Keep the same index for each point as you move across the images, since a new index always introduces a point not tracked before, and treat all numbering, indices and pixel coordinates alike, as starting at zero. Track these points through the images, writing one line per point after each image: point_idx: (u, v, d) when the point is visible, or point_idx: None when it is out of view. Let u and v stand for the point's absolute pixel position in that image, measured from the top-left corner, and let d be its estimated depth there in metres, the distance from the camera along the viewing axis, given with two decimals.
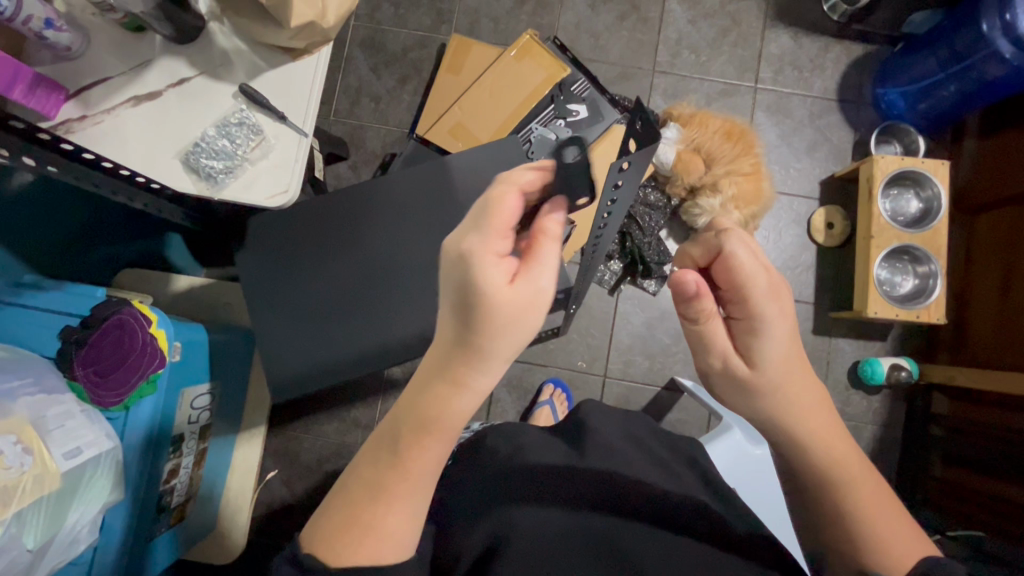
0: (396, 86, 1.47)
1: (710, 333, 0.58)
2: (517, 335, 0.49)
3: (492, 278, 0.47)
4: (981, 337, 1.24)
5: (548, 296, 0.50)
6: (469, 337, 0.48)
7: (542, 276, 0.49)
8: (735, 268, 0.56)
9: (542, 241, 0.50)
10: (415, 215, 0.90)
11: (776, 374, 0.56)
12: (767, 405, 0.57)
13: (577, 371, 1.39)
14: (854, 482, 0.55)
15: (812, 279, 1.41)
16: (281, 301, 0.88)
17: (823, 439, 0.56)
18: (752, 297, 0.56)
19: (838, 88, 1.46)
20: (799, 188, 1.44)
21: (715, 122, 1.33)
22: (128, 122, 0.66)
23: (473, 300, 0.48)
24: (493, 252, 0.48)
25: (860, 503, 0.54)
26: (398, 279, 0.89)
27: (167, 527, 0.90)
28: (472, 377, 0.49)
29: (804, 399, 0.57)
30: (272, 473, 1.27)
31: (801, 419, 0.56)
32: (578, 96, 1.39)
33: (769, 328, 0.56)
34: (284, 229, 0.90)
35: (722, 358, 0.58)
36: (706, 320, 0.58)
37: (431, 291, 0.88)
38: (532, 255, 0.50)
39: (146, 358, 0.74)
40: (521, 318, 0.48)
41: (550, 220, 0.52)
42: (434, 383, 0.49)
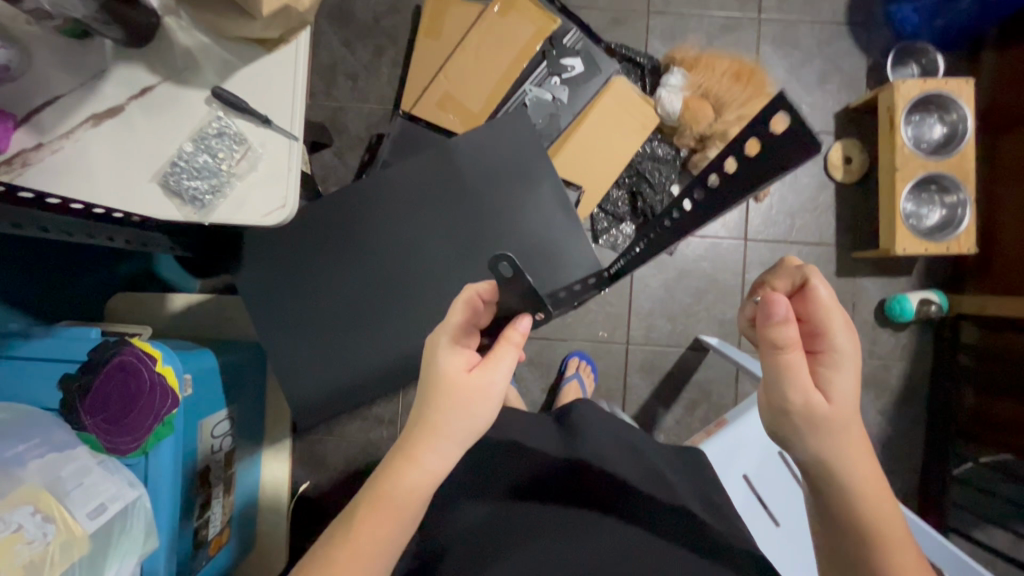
0: (373, 59, 1.35)
1: (793, 365, 0.53)
2: (471, 423, 0.51)
3: (451, 365, 0.51)
4: (1011, 264, 1.19)
5: (501, 391, 0.52)
6: (425, 413, 0.51)
7: (497, 371, 0.52)
8: (816, 302, 0.53)
9: (495, 342, 0.52)
10: (422, 208, 0.82)
11: (845, 409, 0.53)
12: (830, 437, 0.53)
13: (599, 342, 1.35)
14: (896, 544, 0.54)
15: (831, 220, 1.35)
16: (286, 325, 0.82)
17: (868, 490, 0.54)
18: (832, 330, 0.53)
19: (848, 9, 1.35)
20: (813, 124, 1.35)
21: (722, 64, 1.25)
22: (89, 146, 0.58)
23: (432, 377, 0.51)
24: (459, 342, 0.53)
25: (895, 563, 0.53)
26: (413, 283, 0.82)
27: (208, 558, 0.86)
28: (425, 455, 0.51)
29: (847, 443, 0.54)
30: (303, 485, 1.23)
31: (848, 464, 0.54)
32: (570, 49, 1.28)
33: (845, 360, 0.54)
34: (277, 243, 0.82)
35: (805, 392, 0.53)
36: (792, 349, 0.53)
37: (451, 290, 0.82)
38: (489, 352, 0.53)
39: (157, 398, 0.69)
40: (470, 406, 0.51)
41: (514, 326, 0.54)
42: (393, 458, 0.51)
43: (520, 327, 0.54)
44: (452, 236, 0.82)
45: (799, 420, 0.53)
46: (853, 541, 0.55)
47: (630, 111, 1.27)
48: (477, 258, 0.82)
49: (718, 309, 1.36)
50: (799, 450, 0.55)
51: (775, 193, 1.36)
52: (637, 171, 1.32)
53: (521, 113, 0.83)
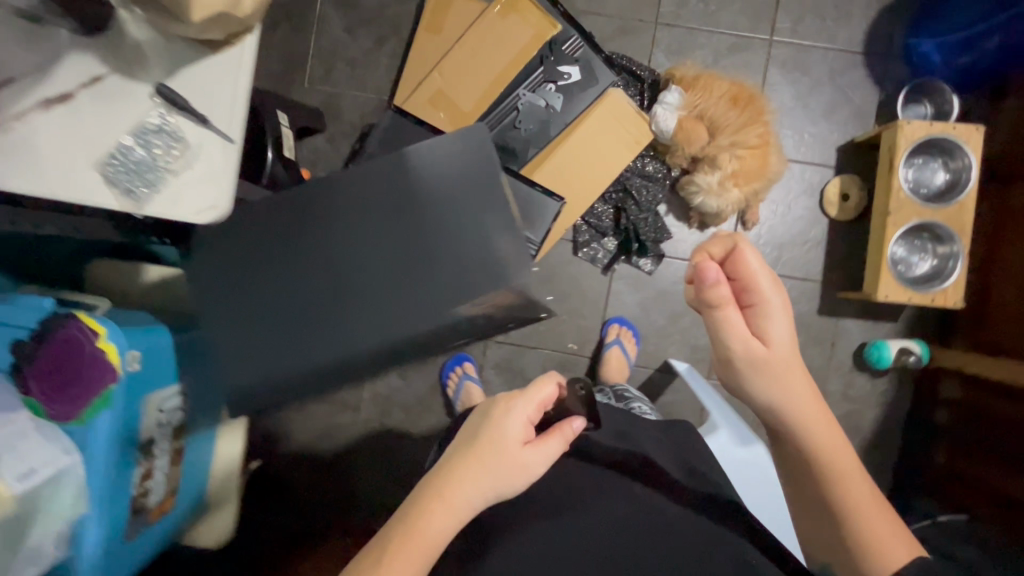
0: (373, 48, 1.35)
1: (730, 319, 0.63)
2: (506, 484, 0.64)
3: (508, 434, 0.65)
4: (1000, 327, 1.13)
5: (539, 471, 0.65)
6: (467, 465, 0.64)
7: (540, 453, 0.65)
8: (743, 265, 0.62)
9: (552, 432, 0.67)
10: (379, 211, 0.83)
11: (782, 351, 0.63)
12: (775, 378, 0.63)
13: (567, 353, 1.35)
14: (848, 477, 0.62)
15: (820, 257, 1.31)
16: (236, 311, 0.84)
17: (816, 427, 0.63)
18: (759, 287, 0.63)
19: (865, 39, 1.30)
20: (812, 156, 1.31)
21: (721, 86, 1.21)
22: (38, 127, 0.59)
23: (489, 437, 0.65)
24: (521, 416, 0.67)
25: (851, 493, 0.61)
26: (359, 284, 0.83)
27: (149, 524, 0.90)
28: (458, 499, 0.63)
29: (794, 395, 0.63)
30: (255, 460, 1.29)
31: (794, 405, 0.63)
32: (569, 56, 1.26)
33: (775, 311, 0.63)
34: (231, 230, 0.84)
35: (745, 341, 0.63)
36: (726, 305, 0.63)
37: (396, 294, 0.82)
38: (543, 436, 0.67)
39: (98, 371, 0.74)
40: (512, 471, 0.64)
41: (568, 423, 0.68)
42: (428, 495, 0.63)
43: (573, 424, 0.68)
44: (403, 242, 0.83)
45: (743, 363, 0.63)
46: (815, 475, 0.63)
47: (622, 126, 1.25)
48: (424, 266, 0.82)
49: (693, 334, 1.35)
50: (758, 401, 0.65)
51: (764, 223, 1.32)
52: (624, 186, 1.30)
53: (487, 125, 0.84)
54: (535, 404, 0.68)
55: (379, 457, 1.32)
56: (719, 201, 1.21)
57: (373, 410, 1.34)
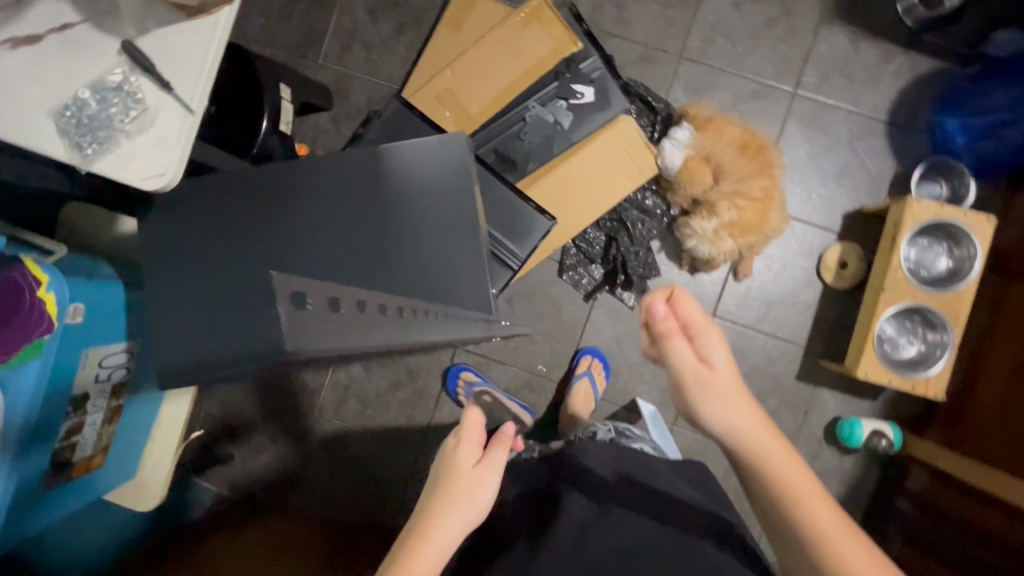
0: (392, 34, 1.34)
1: (679, 357, 0.60)
2: (472, 505, 0.63)
3: (462, 458, 0.66)
4: (978, 426, 1.08)
5: (495, 483, 0.65)
6: (434, 500, 0.63)
7: (493, 466, 0.66)
8: (685, 306, 0.61)
9: (496, 443, 0.68)
10: (349, 203, 0.81)
11: (731, 383, 0.60)
12: (726, 408, 0.60)
13: (535, 375, 1.32)
14: (810, 505, 0.57)
15: (808, 321, 1.28)
16: (186, 279, 0.82)
17: (769, 454, 0.59)
18: (699, 325, 0.61)
19: (890, 108, 1.26)
20: (816, 217, 1.27)
21: (732, 131, 1.18)
22: (4, 65, 0.58)
23: (446, 467, 0.66)
24: (466, 438, 0.67)
25: (816, 521, 0.56)
26: (300, 269, 0.79)
27: (70, 481, 0.89)
28: (437, 531, 0.60)
29: (744, 417, 0.60)
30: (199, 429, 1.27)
31: (747, 434, 0.60)
32: (585, 76, 1.24)
33: (717, 347, 0.61)
34: (203, 198, 0.83)
35: (695, 376, 0.60)
36: (672, 344, 0.61)
37: (333, 281, 0.77)
38: (488, 451, 0.68)
39: (32, 321, 0.70)
40: (474, 488, 0.64)
41: (503, 431, 0.70)
42: (410, 538, 0.60)
43: (509, 431, 0.70)
44: (363, 236, 0.80)
45: (696, 397, 0.60)
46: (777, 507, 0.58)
47: (627, 156, 1.22)
48: (376, 262, 0.79)
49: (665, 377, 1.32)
50: (711, 430, 0.61)
51: (756, 277, 1.29)
52: (619, 217, 1.28)
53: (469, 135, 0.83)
54: (476, 424, 0.69)
55: (328, 444, 1.31)
56: (711, 248, 1.19)
57: (330, 397, 1.32)
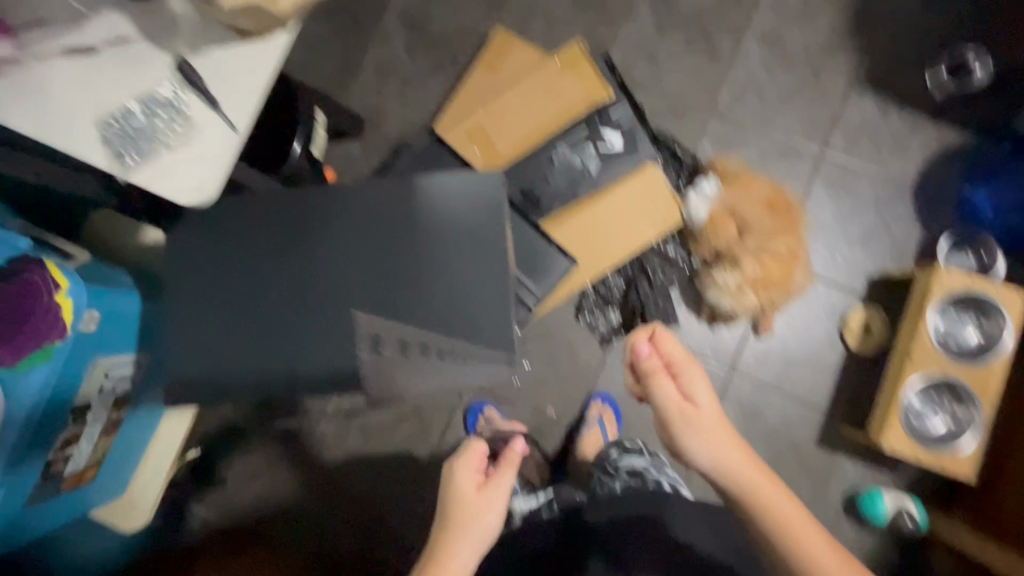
0: (428, 71, 1.37)
1: (662, 389, 0.69)
2: (481, 530, 0.65)
3: (467, 484, 0.68)
4: (1006, 508, 1.02)
5: (502, 504, 0.67)
6: (447, 528, 0.66)
7: (500, 488, 0.68)
8: (667, 345, 0.71)
9: (502, 465, 0.70)
10: (377, 231, 0.81)
11: (712, 414, 0.68)
12: (709, 438, 0.66)
13: (544, 419, 1.28)
14: (794, 533, 0.61)
15: (829, 385, 1.24)
16: (207, 295, 0.81)
17: (752, 483, 0.64)
18: (679, 361, 0.70)
19: (918, 176, 1.26)
20: (841, 279, 1.26)
21: (759, 188, 1.18)
22: (57, 73, 0.59)
23: (454, 493, 0.68)
24: (470, 464, 0.70)
25: (802, 548, 0.60)
26: (325, 290, 0.79)
27: (57, 494, 0.85)
28: (450, 559, 0.63)
29: (729, 452, 0.65)
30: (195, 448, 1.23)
31: (731, 463, 0.65)
32: (614, 123, 1.25)
33: (695, 380, 0.69)
34: (232, 215, 0.82)
35: (678, 406, 0.68)
36: (656, 378, 0.69)
37: (362, 314, 0.79)
38: (494, 473, 0.70)
39: (46, 325, 0.70)
40: (482, 514, 0.66)
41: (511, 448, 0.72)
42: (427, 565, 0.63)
43: (516, 448, 0.72)
44: (389, 264, 0.80)
45: (681, 427, 0.67)
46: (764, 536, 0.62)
47: (652, 205, 1.22)
48: (401, 293, 0.79)
49: None
50: (699, 465, 0.67)
51: (777, 335, 1.26)
52: (640, 264, 1.27)
53: (503, 177, 0.82)
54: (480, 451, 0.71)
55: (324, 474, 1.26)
56: (733, 302, 1.17)
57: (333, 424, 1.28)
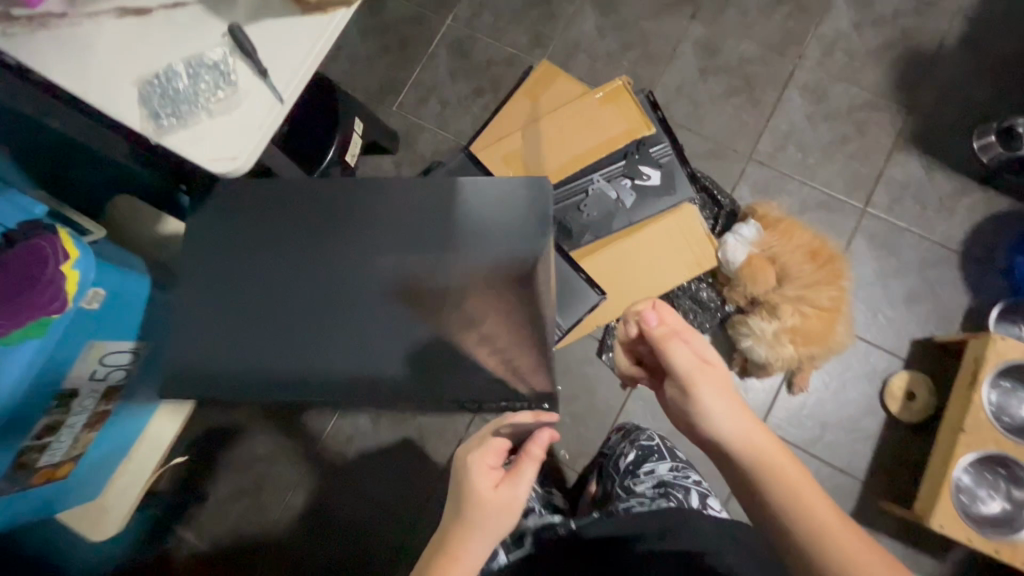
0: (469, 95, 1.37)
1: (676, 352, 0.65)
2: (496, 531, 0.60)
3: (483, 484, 0.62)
4: None
5: (522, 502, 0.62)
6: (459, 523, 0.60)
7: (521, 487, 0.62)
8: (672, 313, 0.68)
9: (523, 461, 0.63)
10: (410, 233, 0.76)
11: (721, 379, 0.64)
12: (716, 398, 0.62)
13: (557, 461, 1.19)
14: (805, 495, 0.56)
15: (868, 453, 1.15)
16: (222, 284, 0.76)
17: (761, 445, 0.59)
18: (687, 328, 0.67)
19: (965, 240, 1.22)
20: (882, 340, 1.19)
21: (802, 236, 1.14)
22: (108, 31, 0.57)
23: (467, 490, 0.62)
24: (487, 463, 0.64)
25: (817, 514, 0.55)
26: (351, 291, 0.75)
27: (27, 487, 0.77)
28: (463, 553, 0.58)
29: (738, 415, 0.61)
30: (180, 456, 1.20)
31: (741, 427, 0.60)
32: (654, 159, 1.23)
33: (702, 348, 0.67)
34: (257, 202, 0.78)
35: (694, 368, 0.64)
36: (669, 341, 0.65)
37: (389, 319, 0.74)
38: (515, 467, 0.64)
39: (46, 296, 0.64)
40: (501, 514, 0.61)
41: (535, 442, 0.65)
42: (434, 560, 0.58)
43: (540, 443, 0.65)
44: (419, 269, 0.75)
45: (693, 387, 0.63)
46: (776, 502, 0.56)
47: (688, 245, 1.18)
48: (429, 301, 0.74)
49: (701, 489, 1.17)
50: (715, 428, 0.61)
51: (813, 394, 1.18)
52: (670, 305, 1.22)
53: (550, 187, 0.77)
54: (498, 449, 0.65)
55: (317, 501, 1.22)
56: (769, 352, 1.10)
57: (334, 446, 1.24)
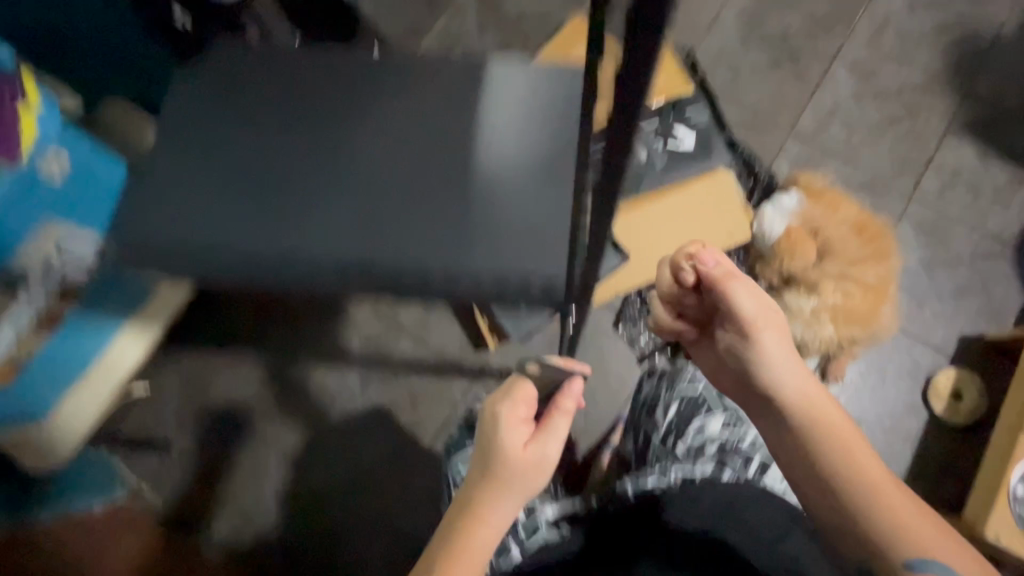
0: (495, 48, 1.30)
1: (735, 292, 0.65)
2: (524, 491, 0.55)
3: (512, 441, 0.56)
4: None
5: (554, 461, 0.57)
6: (482, 481, 0.55)
7: (551, 444, 0.57)
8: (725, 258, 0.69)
9: (553, 416, 0.58)
10: (424, 112, 0.64)
11: (775, 330, 0.65)
12: (772, 344, 0.64)
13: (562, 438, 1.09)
14: (849, 450, 0.59)
15: (907, 455, 1.04)
16: (197, 153, 0.65)
17: (807, 403, 0.62)
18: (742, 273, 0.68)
19: (1021, 234, 1.12)
20: (927, 333, 1.08)
21: (848, 208, 1.04)
22: None
23: (493, 447, 0.57)
24: (517, 417, 0.58)
25: (861, 469, 0.57)
26: (345, 165, 0.63)
27: None
28: (490, 513, 0.54)
29: (787, 369, 0.63)
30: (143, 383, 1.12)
31: (789, 384, 0.63)
32: (689, 122, 1.12)
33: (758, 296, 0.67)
34: (242, 64, 0.67)
35: (750, 315, 0.65)
36: (726, 282, 0.66)
37: (400, 206, 0.62)
38: (545, 422, 0.59)
39: None
40: (530, 474, 0.55)
41: (566, 396, 0.61)
42: (461, 519, 0.54)
43: (571, 396, 0.61)
44: (432, 150, 0.64)
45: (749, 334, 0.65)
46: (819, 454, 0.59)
47: (720, 212, 1.09)
48: (445, 185, 0.62)
49: None
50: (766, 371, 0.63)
51: (848, 386, 1.07)
52: None
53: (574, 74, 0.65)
54: (529, 400, 0.60)
55: (293, 461, 1.11)
56: (805, 330, 0.99)
57: (315, 402, 1.13)
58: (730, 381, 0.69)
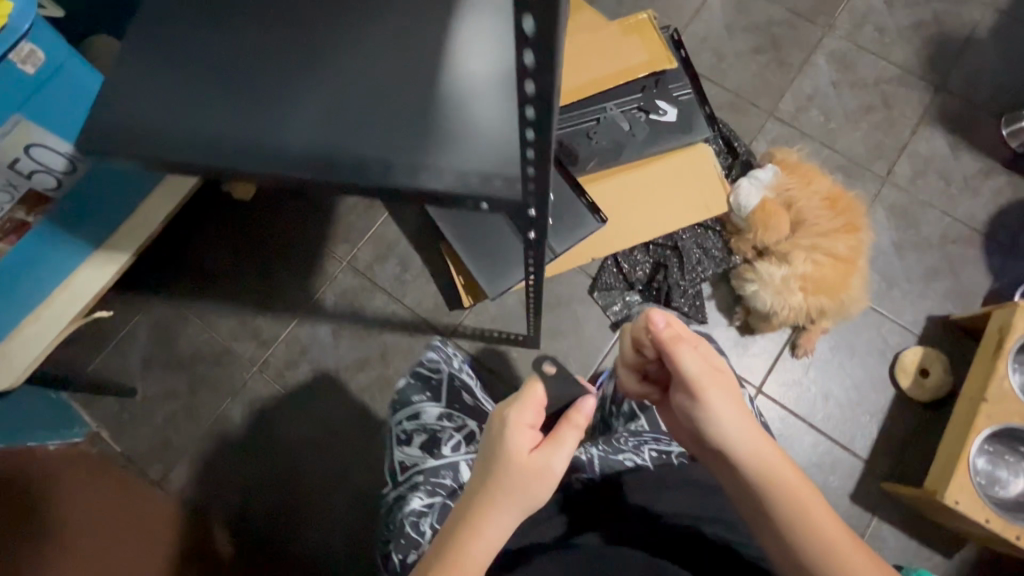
0: None
1: (683, 362, 0.57)
2: (527, 501, 0.51)
3: (517, 445, 0.52)
4: None
5: (559, 476, 0.52)
6: (485, 490, 0.51)
7: (558, 458, 0.52)
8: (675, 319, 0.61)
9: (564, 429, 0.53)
10: (400, 23, 0.63)
11: (731, 398, 0.56)
12: (725, 411, 0.56)
13: None
14: (808, 508, 0.52)
15: (873, 429, 1.04)
16: (154, 51, 0.63)
17: (769, 462, 0.54)
18: (691, 336, 0.60)
19: (989, 221, 1.15)
20: (896, 312, 1.10)
21: (822, 183, 1.07)
22: None
23: (498, 453, 0.52)
24: (526, 423, 0.54)
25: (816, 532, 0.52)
26: (303, 75, 0.62)
27: None
28: (486, 527, 0.50)
29: (746, 429, 0.55)
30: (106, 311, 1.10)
31: (748, 442, 0.54)
32: (672, 97, 1.12)
33: (711, 362, 0.58)
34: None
35: (700, 388, 0.56)
36: (675, 351, 0.58)
37: (355, 115, 0.60)
38: (554, 432, 0.54)
39: None
40: (532, 483, 0.51)
41: (578, 408, 0.56)
42: (461, 527, 0.50)
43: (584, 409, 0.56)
44: (403, 56, 0.62)
45: (700, 407, 0.56)
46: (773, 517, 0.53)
47: (699, 183, 1.09)
48: (414, 89, 0.60)
49: None
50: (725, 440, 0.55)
51: (817, 361, 1.08)
52: (675, 245, 1.11)
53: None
54: (539, 402, 0.55)
55: (260, 412, 1.10)
56: (776, 299, 1.01)
57: (286, 354, 1.12)
58: (692, 443, 0.61)
